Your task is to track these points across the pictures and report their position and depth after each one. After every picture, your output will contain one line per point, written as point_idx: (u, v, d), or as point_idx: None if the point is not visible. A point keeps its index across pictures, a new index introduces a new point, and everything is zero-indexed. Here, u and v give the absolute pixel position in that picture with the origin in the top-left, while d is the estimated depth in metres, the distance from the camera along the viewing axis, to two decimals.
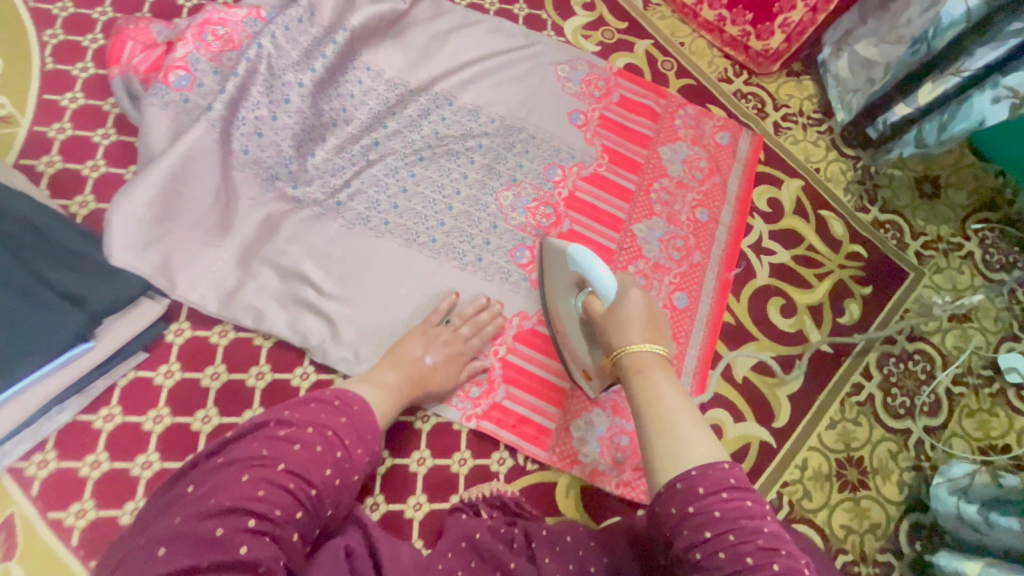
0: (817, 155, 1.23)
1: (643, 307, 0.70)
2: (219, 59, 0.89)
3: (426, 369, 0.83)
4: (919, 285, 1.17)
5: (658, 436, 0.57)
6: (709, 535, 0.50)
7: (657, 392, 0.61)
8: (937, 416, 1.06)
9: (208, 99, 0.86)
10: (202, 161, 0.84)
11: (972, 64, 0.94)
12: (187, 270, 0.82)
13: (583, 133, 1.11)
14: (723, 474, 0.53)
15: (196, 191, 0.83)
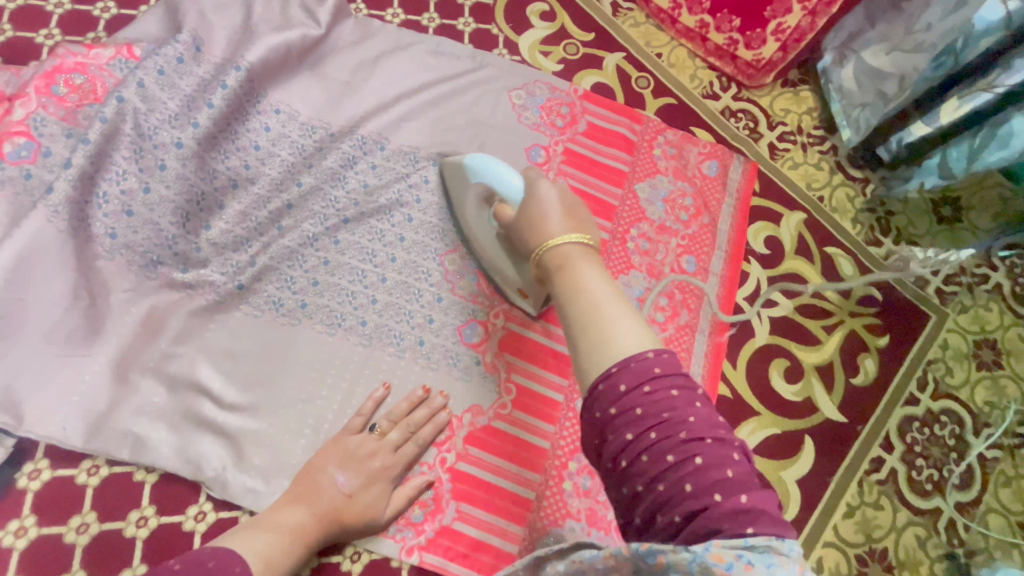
0: (820, 180, 1.05)
1: (557, 196, 0.63)
2: (74, 117, 0.71)
3: (349, 499, 0.67)
4: (943, 329, 1.01)
5: (580, 332, 0.51)
6: (631, 436, 0.45)
7: (581, 290, 0.53)
8: (969, 489, 0.91)
9: (56, 172, 0.68)
10: (47, 256, 0.66)
11: (1008, 79, 0.79)
12: (39, 396, 0.65)
13: (545, 172, 0.93)
14: (649, 362, 0.47)
15: (45, 294, 0.66)
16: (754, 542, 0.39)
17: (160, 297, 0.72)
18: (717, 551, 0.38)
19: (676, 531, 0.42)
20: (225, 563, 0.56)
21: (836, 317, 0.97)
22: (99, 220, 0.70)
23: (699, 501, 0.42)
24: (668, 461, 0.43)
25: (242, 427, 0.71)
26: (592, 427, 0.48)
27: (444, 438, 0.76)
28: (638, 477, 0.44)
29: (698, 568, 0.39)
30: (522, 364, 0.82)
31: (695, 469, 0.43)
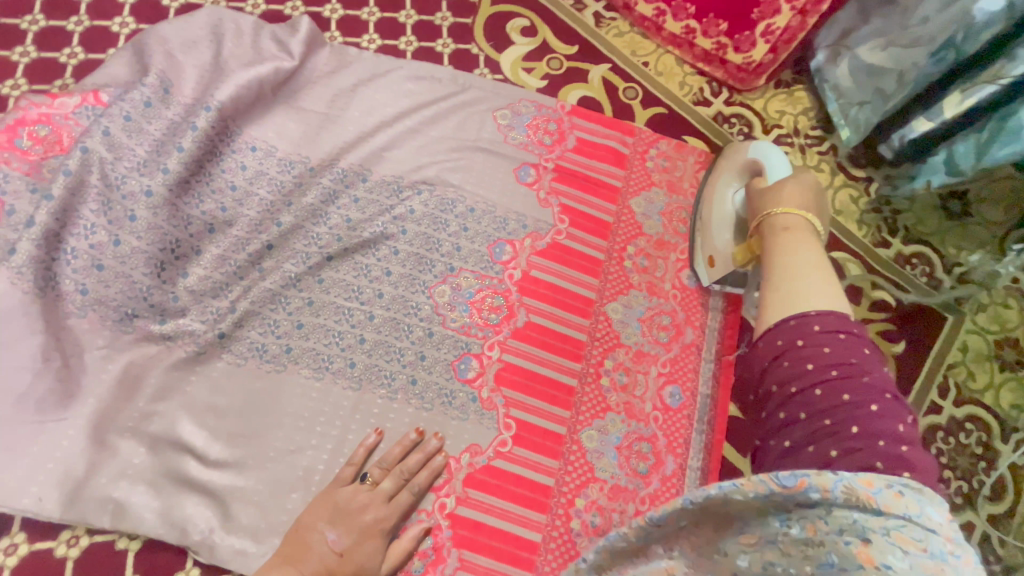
0: (821, 183, 1.01)
1: (813, 188, 0.66)
2: (37, 172, 0.68)
3: (341, 557, 0.63)
4: (962, 331, 0.96)
5: (777, 276, 0.57)
6: (810, 367, 0.48)
7: (792, 249, 0.59)
8: (1002, 500, 0.86)
9: (21, 230, 0.66)
10: (15, 318, 0.64)
11: (1014, 70, 0.76)
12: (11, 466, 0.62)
13: (536, 193, 0.89)
14: (848, 324, 0.51)
15: (15, 359, 0.63)
16: (908, 481, 0.38)
17: (138, 352, 0.69)
18: (864, 476, 0.38)
19: (827, 462, 0.44)
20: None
21: None
22: (68, 277, 0.67)
23: (864, 442, 0.43)
24: (842, 398, 0.46)
25: (230, 483, 0.67)
26: (767, 352, 0.52)
27: (443, 482, 0.72)
28: (805, 405, 0.47)
29: (842, 489, 0.37)
30: (520, 397, 0.78)
31: (866, 414, 0.45)
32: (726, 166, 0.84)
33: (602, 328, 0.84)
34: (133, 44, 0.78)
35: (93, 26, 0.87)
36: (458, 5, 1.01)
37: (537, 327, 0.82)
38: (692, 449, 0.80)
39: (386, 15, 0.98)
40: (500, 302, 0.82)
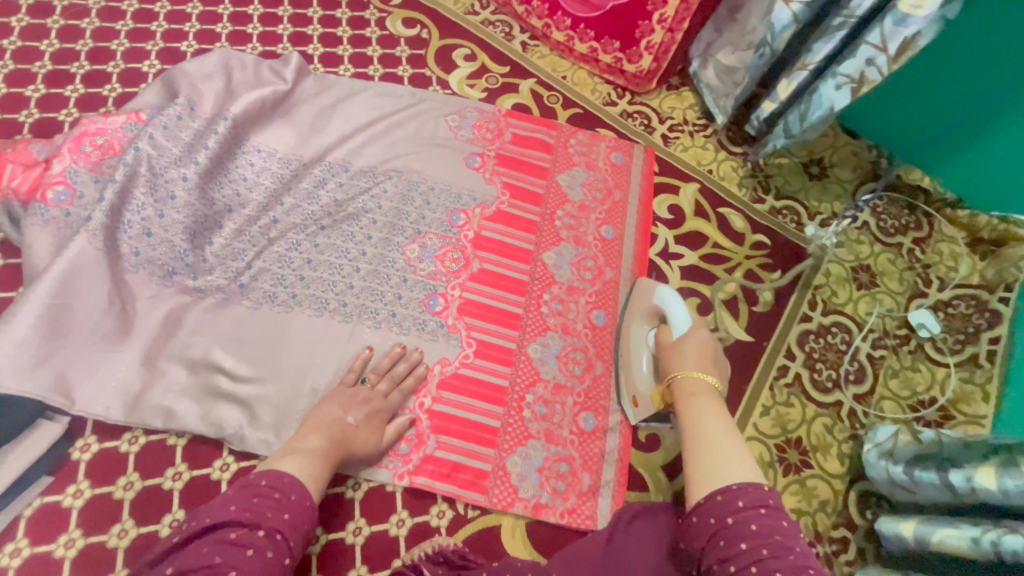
0: (707, 158, 1.30)
1: (705, 341, 0.83)
2: (99, 168, 0.91)
3: (349, 428, 0.81)
4: (824, 261, 1.23)
5: (696, 466, 0.65)
6: (744, 547, 0.54)
7: (699, 424, 0.70)
8: (863, 382, 1.10)
9: (89, 208, 0.87)
10: (88, 272, 0.83)
11: (815, 58, 1.02)
12: (85, 382, 0.80)
13: (482, 175, 1.15)
14: (763, 494, 0.58)
15: (86, 302, 0.82)
16: None
17: (178, 301, 0.90)
18: None
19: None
20: (277, 479, 0.67)
21: (734, 260, 1.18)
22: (126, 243, 0.88)
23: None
24: (761, 552, 0.53)
25: (253, 392, 0.87)
26: (703, 530, 0.58)
27: (421, 386, 0.93)
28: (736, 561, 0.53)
29: None
30: (478, 323, 1.00)
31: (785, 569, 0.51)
32: (632, 323, 0.98)
33: (539, 271, 1.07)
34: (164, 78, 1.02)
35: (128, 68, 1.11)
36: (414, 42, 1.30)
37: (489, 272, 1.05)
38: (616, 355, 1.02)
39: (358, 51, 1.25)
40: (459, 255, 1.05)
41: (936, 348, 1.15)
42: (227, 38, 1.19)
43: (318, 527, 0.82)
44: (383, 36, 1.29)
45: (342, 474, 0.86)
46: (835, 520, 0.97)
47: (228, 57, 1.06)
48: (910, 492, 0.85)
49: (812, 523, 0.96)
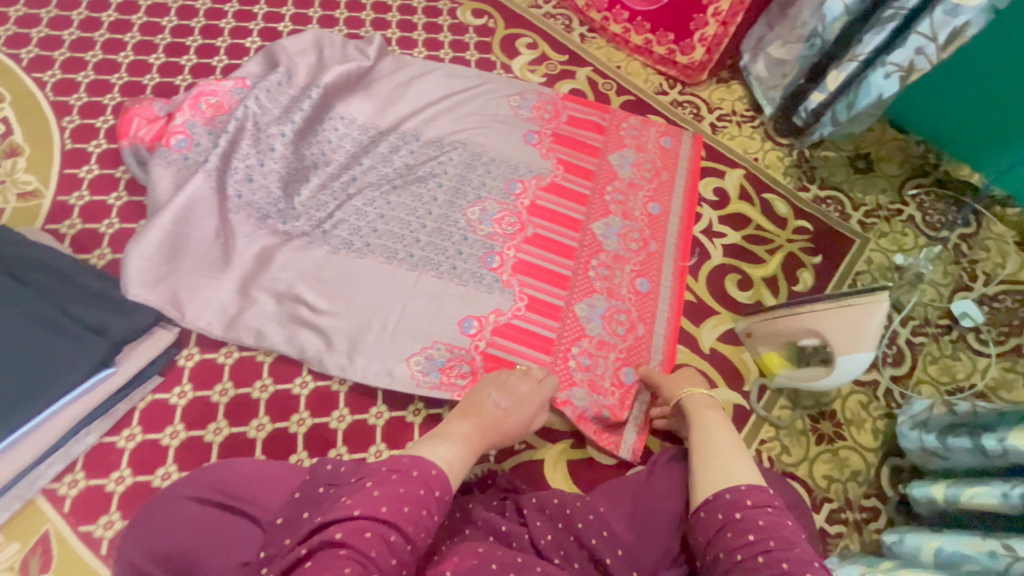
0: (754, 147, 1.35)
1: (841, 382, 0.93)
2: (211, 123, 1.04)
3: (497, 415, 0.81)
4: (866, 250, 1.25)
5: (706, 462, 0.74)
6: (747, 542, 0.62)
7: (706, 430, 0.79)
8: (901, 365, 1.13)
9: (204, 154, 1.01)
10: (201, 207, 0.97)
11: (863, 50, 1.07)
12: (192, 300, 0.93)
13: (539, 150, 1.24)
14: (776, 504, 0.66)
15: (198, 233, 0.96)
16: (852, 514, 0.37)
17: (268, 240, 1.01)
18: None
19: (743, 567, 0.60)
20: (427, 468, 0.61)
21: (776, 242, 1.23)
22: (230, 188, 1.01)
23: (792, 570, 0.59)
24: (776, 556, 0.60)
25: (329, 324, 0.97)
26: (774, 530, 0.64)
27: (476, 331, 1.01)
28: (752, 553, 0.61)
29: None
30: (530, 280, 1.08)
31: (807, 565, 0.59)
32: (761, 336, 1.03)
33: (588, 239, 1.15)
34: (266, 50, 1.15)
35: (233, 43, 1.25)
36: (481, 30, 1.41)
37: (542, 236, 1.13)
38: (657, 319, 1.09)
39: (431, 37, 1.37)
40: (515, 220, 1.14)
41: (978, 339, 1.16)
42: (318, 21, 1.33)
43: (382, 443, 0.92)
44: (454, 24, 1.41)
45: (403, 400, 0.96)
46: (865, 490, 0.99)
47: (320, 39, 1.19)
48: (942, 459, 0.88)
49: (841, 491, 0.99)
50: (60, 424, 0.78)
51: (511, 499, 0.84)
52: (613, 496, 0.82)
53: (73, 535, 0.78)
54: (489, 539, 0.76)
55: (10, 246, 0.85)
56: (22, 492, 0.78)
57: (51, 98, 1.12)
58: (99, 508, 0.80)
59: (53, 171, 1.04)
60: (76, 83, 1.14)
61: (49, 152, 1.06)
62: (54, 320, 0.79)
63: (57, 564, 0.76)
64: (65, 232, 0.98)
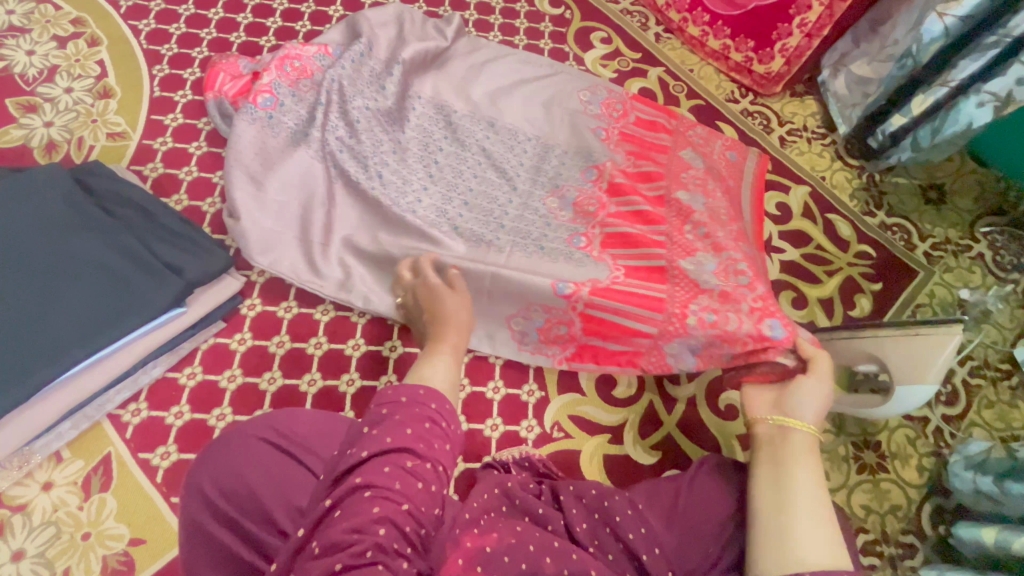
0: (822, 165, 1.31)
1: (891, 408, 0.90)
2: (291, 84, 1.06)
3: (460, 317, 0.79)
4: (930, 282, 1.20)
5: (775, 517, 0.64)
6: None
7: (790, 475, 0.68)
8: (954, 405, 1.09)
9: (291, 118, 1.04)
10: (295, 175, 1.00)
11: (958, 75, 1.04)
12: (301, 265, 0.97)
13: (609, 143, 1.17)
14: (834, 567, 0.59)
15: (292, 199, 0.99)
16: None
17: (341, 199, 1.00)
18: None
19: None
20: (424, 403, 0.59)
21: (836, 264, 1.20)
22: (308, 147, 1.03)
23: None
24: None
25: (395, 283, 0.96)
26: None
27: (572, 292, 0.94)
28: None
29: None
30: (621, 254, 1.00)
31: None
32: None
33: (675, 236, 1.01)
34: (346, 21, 1.18)
35: (316, 10, 1.28)
36: (557, 20, 1.41)
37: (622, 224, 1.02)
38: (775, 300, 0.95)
39: (507, 22, 1.38)
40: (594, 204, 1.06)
41: None
42: None
43: None
44: (531, 11, 1.41)
45: (449, 375, 0.98)
46: (904, 526, 0.96)
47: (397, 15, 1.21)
48: (996, 503, 0.85)
49: (879, 523, 0.96)
50: (131, 355, 0.81)
51: (546, 483, 0.85)
52: (651, 496, 0.83)
53: (132, 460, 0.82)
54: (525, 519, 0.77)
55: (109, 184, 0.90)
56: (91, 414, 0.82)
57: (144, 46, 1.16)
58: (158, 438, 0.84)
59: (141, 115, 1.09)
60: (169, 34, 1.18)
61: (139, 97, 1.10)
62: (138, 256, 0.83)
63: (116, 485, 0.80)
64: (147, 174, 1.03)
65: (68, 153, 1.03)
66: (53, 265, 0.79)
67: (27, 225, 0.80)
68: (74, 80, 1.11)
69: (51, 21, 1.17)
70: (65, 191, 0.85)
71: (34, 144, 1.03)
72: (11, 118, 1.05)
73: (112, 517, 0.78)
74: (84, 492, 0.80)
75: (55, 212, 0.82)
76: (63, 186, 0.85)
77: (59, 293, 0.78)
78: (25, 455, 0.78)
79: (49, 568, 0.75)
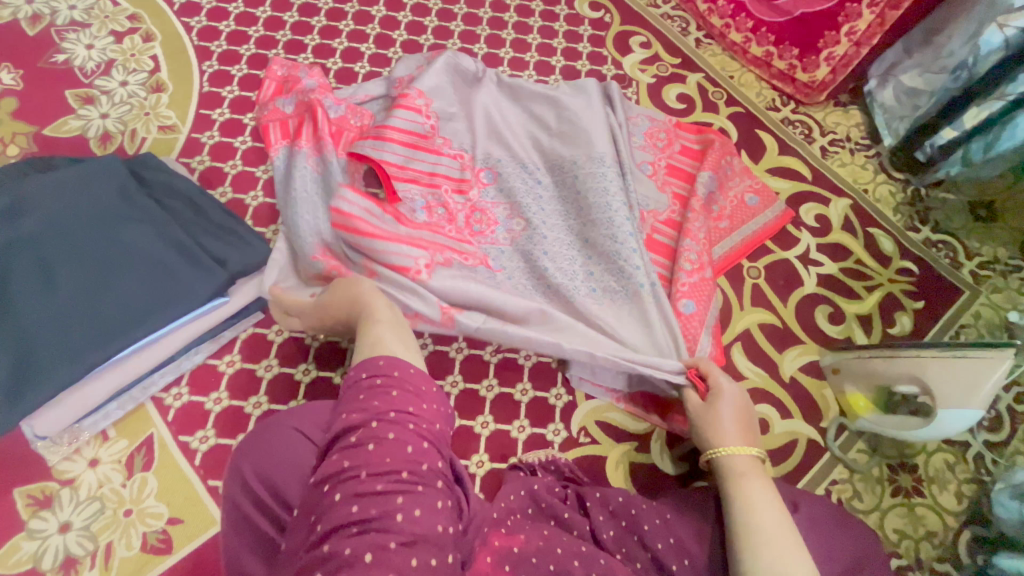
0: (865, 177, 1.27)
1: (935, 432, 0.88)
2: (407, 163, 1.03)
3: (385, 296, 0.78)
4: (975, 303, 1.15)
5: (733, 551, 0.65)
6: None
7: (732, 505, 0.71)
8: (998, 431, 1.04)
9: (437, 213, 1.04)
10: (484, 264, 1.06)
11: (1014, 89, 1.02)
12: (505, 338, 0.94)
13: (654, 181, 1.15)
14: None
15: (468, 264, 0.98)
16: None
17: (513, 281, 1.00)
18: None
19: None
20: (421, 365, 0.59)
21: (876, 279, 1.17)
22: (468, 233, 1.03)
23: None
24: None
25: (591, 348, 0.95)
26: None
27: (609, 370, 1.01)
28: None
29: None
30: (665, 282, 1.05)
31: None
32: (852, 375, 0.99)
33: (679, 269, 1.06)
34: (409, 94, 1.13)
35: (360, 10, 1.30)
36: (597, 24, 1.40)
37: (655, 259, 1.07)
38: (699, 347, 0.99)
39: (547, 25, 1.38)
40: (695, 258, 1.03)
41: None
42: None
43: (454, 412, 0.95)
44: (570, 14, 1.41)
45: (478, 374, 0.99)
46: (939, 553, 0.93)
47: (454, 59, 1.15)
48: None
49: (913, 548, 0.93)
50: (177, 340, 0.85)
51: (573, 488, 0.85)
52: (680, 507, 0.82)
53: (173, 442, 0.85)
54: (551, 522, 0.77)
55: (160, 176, 0.94)
56: (136, 395, 0.86)
57: (195, 42, 1.20)
58: (197, 422, 0.87)
59: (191, 110, 1.12)
60: (219, 31, 1.22)
61: (189, 92, 1.14)
62: (185, 246, 0.86)
63: (157, 465, 0.83)
64: (195, 167, 1.06)
65: (122, 144, 1.07)
66: (107, 252, 0.83)
67: (85, 213, 0.84)
68: (129, 73, 1.15)
69: (109, 16, 1.22)
70: (119, 182, 0.88)
71: (91, 134, 1.08)
72: (71, 109, 1.10)
73: (153, 496, 0.82)
74: (128, 470, 0.83)
75: (110, 202, 0.86)
76: (118, 176, 0.89)
77: (112, 279, 0.81)
78: (75, 432, 0.81)
79: (93, 541, 0.78)
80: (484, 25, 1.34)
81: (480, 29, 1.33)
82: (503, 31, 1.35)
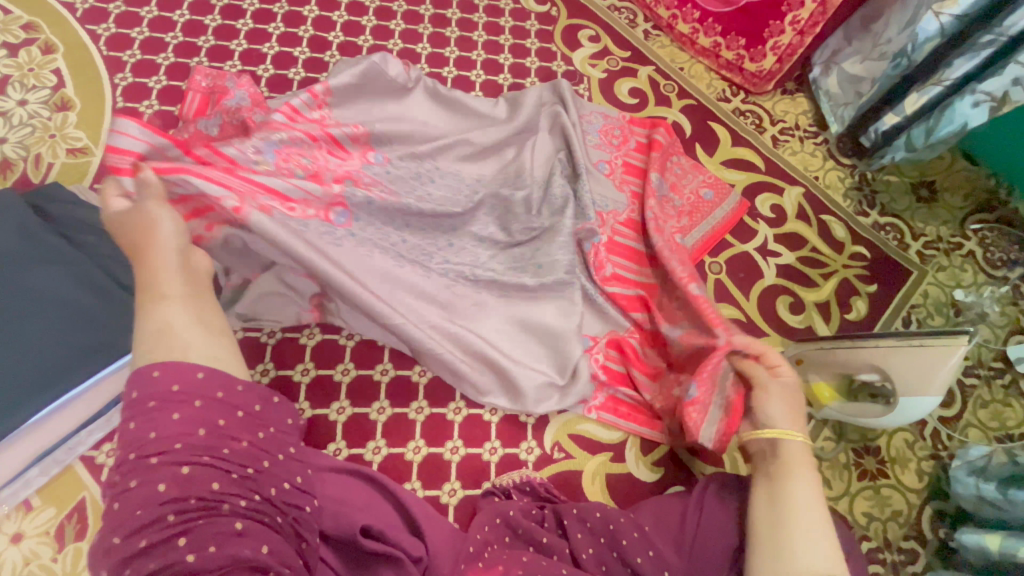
0: (815, 165, 1.29)
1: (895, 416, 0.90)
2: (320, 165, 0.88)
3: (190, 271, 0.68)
4: (923, 283, 1.19)
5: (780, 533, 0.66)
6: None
7: (786, 482, 0.70)
8: (950, 406, 1.08)
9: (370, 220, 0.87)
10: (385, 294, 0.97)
11: (952, 74, 1.03)
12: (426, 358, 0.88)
13: (611, 181, 1.12)
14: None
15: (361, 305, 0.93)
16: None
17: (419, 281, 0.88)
18: None
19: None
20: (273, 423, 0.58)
21: (831, 266, 1.19)
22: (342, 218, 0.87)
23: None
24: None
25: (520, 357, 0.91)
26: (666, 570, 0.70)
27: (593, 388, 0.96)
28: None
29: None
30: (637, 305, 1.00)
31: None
32: (814, 365, 0.99)
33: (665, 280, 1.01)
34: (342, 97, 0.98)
35: (290, 10, 1.21)
36: (544, 18, 1.36)
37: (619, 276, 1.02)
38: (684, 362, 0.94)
39: (491, 20, 1.33)
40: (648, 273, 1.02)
41: None
42: None
43: (421, 439, 0.90)
44: (516, 9, 1.36)
45: (444, 397, 0.94)
46: (905, 531, 0.96)
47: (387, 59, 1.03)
48: (1000, 511, 0.86)
49: (881, 530, 0.96)
50: (105, 394, 0.76)
51: (549, 508, 0.82)
52: (658, 515, 0.80)
53: None
54: (530, 549, 0.74)
55: (71, 209, 0.84)
56: (61, 458, 0.77)
57: (104, 53, 1.08)
58: None
59: (104, 129, 1.01)
60: (131, 39, 1.11)
61: (101, 109, 1.03)
62: (104, 287, 0.78)
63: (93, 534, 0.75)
64: None
65: (25, 171, 0.96)
66: (14, 301, 0.73)
67: None
68: (29, 91, 1.03)
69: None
70: (20, 220, 0.78)
71: None
72: None
73: None
74: (59, 542, 0.74)
75: (11, 245, 0.76)
76: (19, 213, 0.79)
77: (20, 333, 0.72)
78: None
79: None
80: (425, 23, 1.28)
81: (422, 28, 1.27)
82: (447, 28, 1.28)
